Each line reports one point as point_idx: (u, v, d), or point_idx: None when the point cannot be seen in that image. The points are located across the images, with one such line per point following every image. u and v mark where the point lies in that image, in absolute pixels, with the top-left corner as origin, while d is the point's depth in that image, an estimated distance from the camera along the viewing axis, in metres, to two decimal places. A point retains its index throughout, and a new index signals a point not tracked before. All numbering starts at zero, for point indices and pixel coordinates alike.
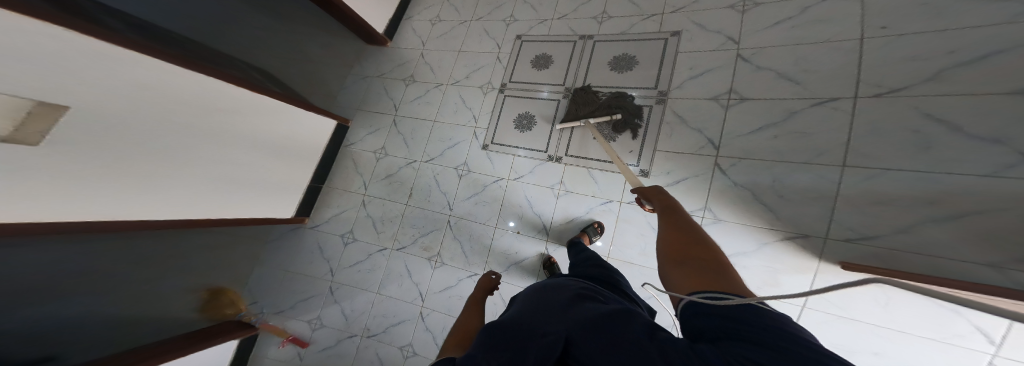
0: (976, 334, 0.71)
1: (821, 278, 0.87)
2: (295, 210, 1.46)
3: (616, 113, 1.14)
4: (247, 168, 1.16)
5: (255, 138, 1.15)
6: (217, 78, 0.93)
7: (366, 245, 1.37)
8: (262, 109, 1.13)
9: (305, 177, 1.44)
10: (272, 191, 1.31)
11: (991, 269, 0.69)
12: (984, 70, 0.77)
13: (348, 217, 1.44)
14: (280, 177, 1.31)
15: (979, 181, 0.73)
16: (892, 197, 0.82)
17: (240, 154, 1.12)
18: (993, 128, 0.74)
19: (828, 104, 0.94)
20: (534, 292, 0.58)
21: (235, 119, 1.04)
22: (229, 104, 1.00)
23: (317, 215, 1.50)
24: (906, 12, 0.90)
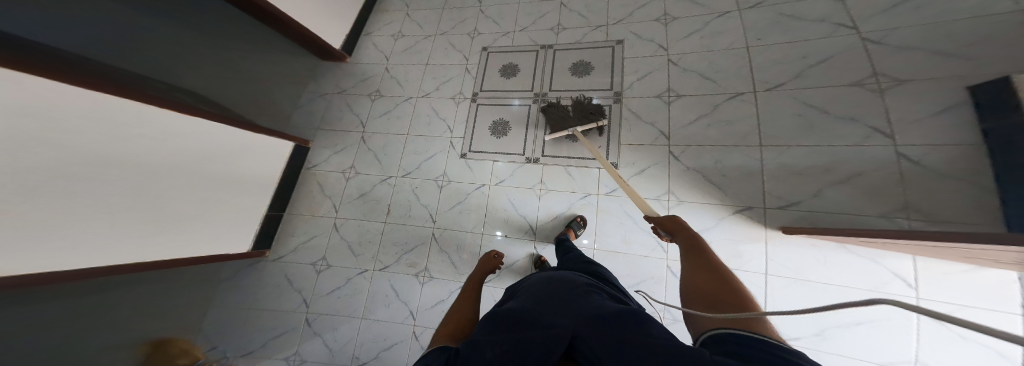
0: (896, 280, 0.91)
1: (772, 245, 1.03)
2: (251, 243, 1.29)
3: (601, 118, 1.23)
4: (198, 201, 1.03)
5: (207, 166, 1.03)
6: (146, 104, 0.84)
7: (343, 270, 1.26)
8: (218, 134, 1.04)
9: (262, 205, 1.30)
10: (221, 223, 1.15)
11: (884, 219, 0.94)
12: (830, 72, 1.10)
13: (320, 243, 1.32)
14: (234, 207, 1.17)
15: (855, 152, 1.01)
16: (799, 167, 1.06)
17: (189, 183, 0.99)
18: (846, 111, 1.05)
19: (739, 97, 1.17)
20: (539, 283, 0.59)
21: (183, 144, 0.94)
22: (170, 129, 0.90)
23: (280, 246, 1.34)
24: (767, 29, 1.22)
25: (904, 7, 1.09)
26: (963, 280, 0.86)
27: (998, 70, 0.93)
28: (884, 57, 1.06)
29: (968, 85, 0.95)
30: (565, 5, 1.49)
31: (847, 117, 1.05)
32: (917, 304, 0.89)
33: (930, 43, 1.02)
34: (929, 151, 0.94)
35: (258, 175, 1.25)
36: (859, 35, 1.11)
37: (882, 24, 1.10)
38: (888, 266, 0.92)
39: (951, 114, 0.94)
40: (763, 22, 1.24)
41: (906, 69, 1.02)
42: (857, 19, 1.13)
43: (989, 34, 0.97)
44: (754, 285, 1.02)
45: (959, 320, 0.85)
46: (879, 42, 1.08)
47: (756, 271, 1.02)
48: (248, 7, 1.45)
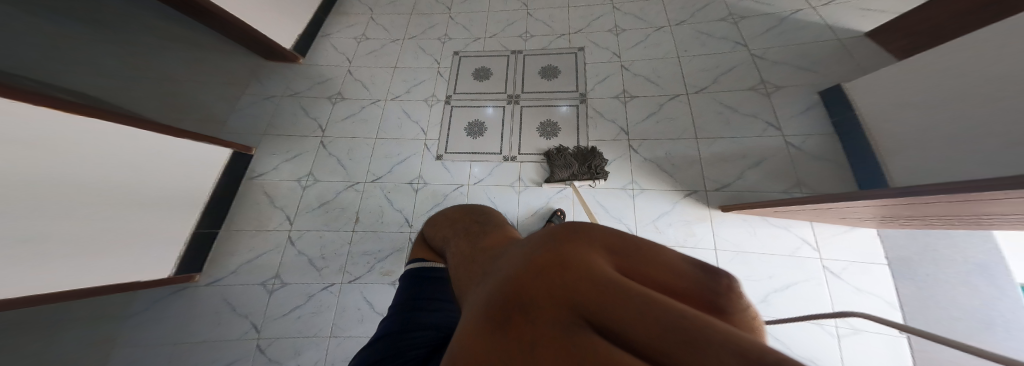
0: (805, 246, 1.16)
1: (715, 220, 1.24)
2: (174, 267, 1.07)
3: (597, 177, 1.28)
4: (90, 221, 0.82)
5: (106, 180, 0.83)
6: (21, 101, 0.65)
7: (302, 287, 1.11)
8: (113, 139, 0.84)
9: (188, 223, 1.08)
10: (126, 249, 0.92)
11: (786, 193, 1.22)
12: (736, 78, 1.41)
13: (269, 261, 1.14)
14: (148, 229, 0.96)
15: (760, 141, 1.30)
16: (724, 154, 1.31)
17: (78, 201, 0.78)
18: (751, 109, 1.35)
19: (676, 98, 1.41)
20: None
21: (68, 150, 0.75)
22: (49, 132, 0.71)
23: (214, 269, 1.13)
24: (691, 44, 1.50)
25: (778, 32, 1.47)
26: (842, 238, 1.15)
27: (834, 80, 1.32)
28: (770, 68, 1.40)
29: (820, 90, 1.32)
30: (530, 14, 1.62)
31: (751, 113, 1.35)
32: (822, 263, 1.13)
33: (795, 59, 1.40)
34: (804, 138, 1.26)
35: (185, 188, 1.04)
36: (752, 50, 1.45)
37: (765, 43, 1.46)
38: (797, 233, 1.18)
39: (813, 111, 1.30)
40: (688, 37, 1.52)
41: (784, 77, 1.38)
42: (750, 38, 1.48)
43: (827, 54, 1.38)
44: (706, 257, 1.21)
45: (851, 273, 1.11)
46: (766, 57, 1.43)
47: (707, 247, 1.21)
48: None
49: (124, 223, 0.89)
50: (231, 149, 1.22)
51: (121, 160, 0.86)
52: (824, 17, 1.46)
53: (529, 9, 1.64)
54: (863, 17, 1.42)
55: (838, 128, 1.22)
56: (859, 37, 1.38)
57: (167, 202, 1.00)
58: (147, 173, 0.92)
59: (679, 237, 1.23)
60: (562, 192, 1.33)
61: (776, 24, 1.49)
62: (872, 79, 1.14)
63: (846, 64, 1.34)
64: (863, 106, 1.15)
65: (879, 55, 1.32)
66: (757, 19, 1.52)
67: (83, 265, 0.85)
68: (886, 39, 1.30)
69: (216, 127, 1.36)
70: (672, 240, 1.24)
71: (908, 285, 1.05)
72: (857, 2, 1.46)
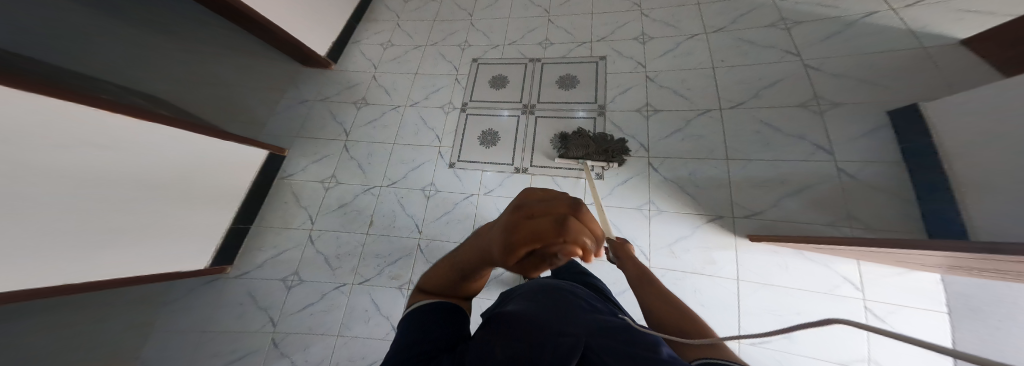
0: (845, 284, 1.01)
1: (741, 250, 1.12)
2: (212, 258, 1.20)
3: (614, 161, 1.26)
4: (143, 215, 0.95)
5: (158, 181, 0.96)
6: (84, 104, 0.76)
7: (318, 284, 1.20)
8: (171, 145, 0.97)
9: (225, 218, 1.22)
10: (174, 239, 1.07)
11: (831, 227, 1.06)
12: (778, 93, 1.25)
13: (292, 257, 1.24)
14: (191, 223, 1.09)
15: (803, 167, 1.15)
16: (757, 179, 1.18)
17: (135, 199, 0.92)
18: (796, 130, 1.19)
19: (706, 114, 1.29)
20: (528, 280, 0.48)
21: (128, 156, 0.87)
22: (118, 141, 0.84)
23: (245, 262, 1.26)
24: (730, 53, 1.36)
25: (840, 40, 1.27)
26: (897, 281, 0.97)
27: (909, 98, 1.12)
28: (825, 82, 1.22)
29: (888, 109, 1.13)
30: (552, 21, 1.57)
31: (796, 135, 1.19)
32: (864, 304, 0.99)
33: (859, 72, 1.20)
34: (861, 166, 1.09)
35: (225, 186, 1.18)
36: (805, 60, 1.27)
37: (822, 53, 1.27)
38: (839, 270, 1.03)
39: (875, 134, 1.11)
40: (724, 46, 1.38)
41: (842, 93, 1.19)
42: (803, 47, 1.30)
43: (902, 67, 1.17)
44: (728, 289, 1.10)
45: (900, 319, 0.96)
46: (821, 69, 1.25)
47: (727, 277, 1.10)
48: (216, 5, 1.37)
49: (171, 213, 1.02)
50: (267, 151, 1.35)
51: (175, 160, 0.99)
52: (902, 22, 1.23)
53: (551, 15, 1.59)
54: (958, 21, 1.17)
55: (906, 156, 1.04)
56: (949, 46, 1.15)
57: (209, 195, 1.12)
58: (194, 170, 1.04)
59: (696, 263, 1.14)
60: None
61: (838, 29, 1.29)
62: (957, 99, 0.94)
63: (927, 80, 1.12)
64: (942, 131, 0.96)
65: (976, 68, 1.08)
66: (814, 25, 1.33)
67: (139, 248, 0.99)
68: (986, 49, 1.07)
69: (257, 129, 1.51)
70: (688, 267, 1.15)
71: (969, 336, 0.89)
72: (951, 2, 1.21)
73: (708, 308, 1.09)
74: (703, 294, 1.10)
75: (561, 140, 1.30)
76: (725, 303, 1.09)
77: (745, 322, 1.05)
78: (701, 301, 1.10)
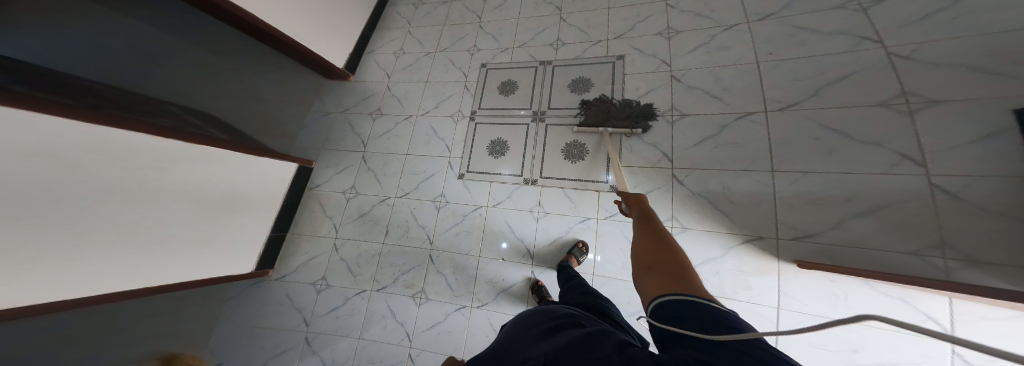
0: (929, 323, 0.82)
1: (786, 279, 0.95)
2: (256, 263, 1.36)
3: (638, 127, 1.18)
4: (201, 229, 1.09)
5: (211, 198, 1.09)
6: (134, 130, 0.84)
7: (342, 289, 1.29)
8: (221, 167, 1.08)
9: (266, 228, 1.36)
10: (227, 248, 1.22)
11: (917, 258, 0.85)
12: (849, 89, 1.01)
13: (320, 262, 1.36)
14: (239, 233, 1.24)
15: (880, 182, 0.92)
16: (814, 196, 0.98)
17: (193, 216, 1.06)
18: (871, 135, 0.96)
19: (747, 117, 1.09)
20: (530, 315, 0.61)
21: (182, 179, 0.99)
22: (175, 167, 0.95)
23: (283, 266, 1.41)
24: (780, 44, 1.14)
25: (943, 17, 0.98)
26: (1011, 327, 0.75)
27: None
28: (917, 74, 0.96)
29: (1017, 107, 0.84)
30: (564, 19, 1.44)
31: (871, 142, 0.96)
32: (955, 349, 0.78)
33: (973, 57, 0.91)
34: (968, 181, 0.84)
35: (267, 199, 1.31)
36: (888, 48, 1.01)
37: (913, 36, 0.99)
38: (921, 307, 0.83)
39: (995, 140, 0.84)
40: (771, 36, 1.15)
41: (943, 87, 0.92)
42: (884, 31, 1.03)
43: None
44: (767, 321, 0.95)
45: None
46: (912, 57, 0.98)
47: (766, 304, 0.96)
48: (251, 28, 1.49)
49: (221, 225, 1.15)
50: (298, 164, 1.46)
51: (222, 179, 1.10)
52: None
53: (564, 11, 1.46)
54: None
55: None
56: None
57: (253, 205, 1.25)
58: (237, 186, 1.16)
59: (726, 288, 1.01)
60: (588, 221, 1.20)
61: (942, 3, 0.99)
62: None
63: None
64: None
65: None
66: (902, 1, 1.04)
67: (200, 255, 1.14)
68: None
69: (290, 143, 1.65)
70: (716, 292, 1.02)
71: None
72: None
73: None
74: None
75: (580, 106, 1.28)
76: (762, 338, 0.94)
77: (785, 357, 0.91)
78: None
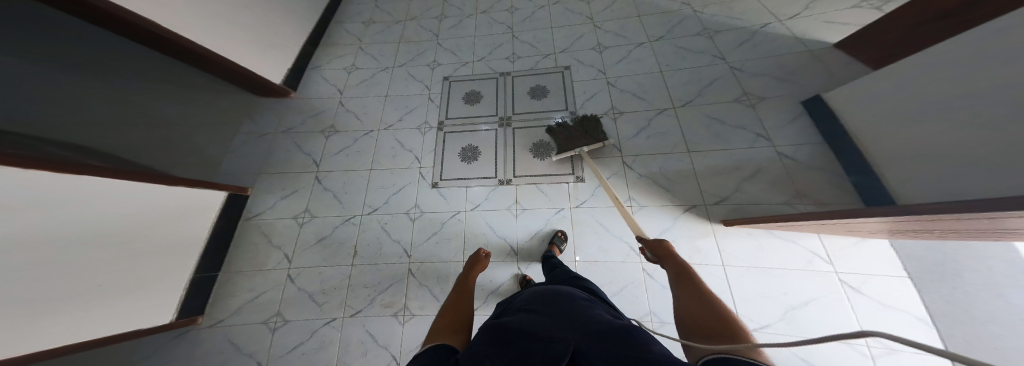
0: (817, 259, 1.12)
1: (720, 236, 1.21)
2: (178, 310, 1.05)
3: (603, 137, 1.29)
4: (122, 276, 0.85)
5: (134, 237, 0.86)
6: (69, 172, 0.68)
7: (304, 323, 1.08)
8: (144, 199, 0.88)
9: (183, 273, 1.06)
10: (137, 302, 0.92)
11: (787, 206, 1.18)
12: (722, 89, 1.41)
13: (271, 299, 1.12)
14: (152, 282, 0.95)
15: (753, 152, 1.28)
16: (719, 167, 1.30)
17: (116, 262, 0.83)
18: (741, 120, 1.34)
19: (665, 112, 1.41)
20: (538, 297, 0.58)
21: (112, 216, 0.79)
22: (98, 201, 0.76)
23: (218, 310, 1.11)
24: (675, 57, 1.52)
25: (752, 45, 1.48)
26: (849, 249, 1.12)
27: (816, 89, 1.33)
28: (751, 80, 1.41)
29: (801, 101, 1.33)
30: (516, 37, 1.64)
31: (742, 124, 1.34)
32: (838, 277, 1.08)
33: (774, 70, 1.40)
34: (796, 147, 1.25)
35: (183, 238, 1.04)
36: (730, 63, 1.46)
37: (743, 56, 1.46)
38: (806, 245, 1.16)
39: (799, 121, 1.30)
40: (668, 52, 1.53)
41: (766, 89, 1.38)
42: (727, 52, 1.49)
43: (804, 65, 1.39)
44: (718, 277, 1.15)
45: (872, 287, 1.05)
46: (746, 69, 1.43)
47: (714, 264, 1.17)
48: (144, 38, 1.22)
49: (131, 278, 0.88)
50: (226, 192, 1.22)
51: (149, 213, 0.90)
52: (790, 30, 1.48)
53: (514, 31, 1.66)
54: (827, 29, 1.45)
55: (827, 138, 1.23)
56: (829, 48, 1.41)
57: (162, 248, 0.97)
58: (158, 223, 0.93)
59: (684, 253, 1.20)
60: (568, 210, 1.31)
61: (754, 34, 1.51)
62: (853, 91, 1.16)
63: (822, 74, 1.35)
64: (848, 117, 1.17)
65: (853, 64, 1.33)
66: (731, 33, 1.53)
67: (98, 321, 0.83)
68: (856, 49, 1.32)
69: (211, 170, 1.37)
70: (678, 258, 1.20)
71: (935, 299, 1.00)
72: (820, 16, 1.50)
73: None
74: None
75: (550, 134, 1.36)
76: (719, 291, 1.13)
77: (742, 309, 1.09)
78: None
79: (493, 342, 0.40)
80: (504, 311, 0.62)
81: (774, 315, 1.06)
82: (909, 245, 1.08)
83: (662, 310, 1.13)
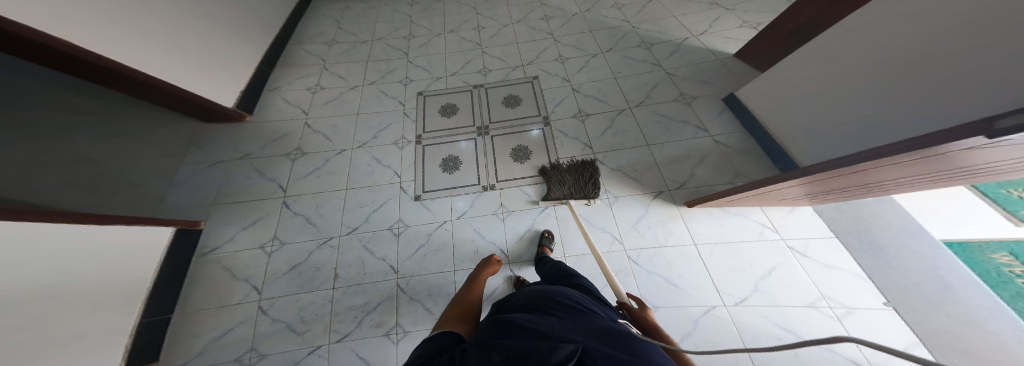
0: (766, 229, 1.31)
1: (687, 218, 1.35)
2: (124, 358, 0.88)
3: (592, 196, 1.36)
4: (71, 328, 0.73)
5: (79, 282, 0.75)
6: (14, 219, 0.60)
7: (283, 358, 0.95)
8: (84, 240, 0.76)
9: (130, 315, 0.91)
10: (91, 352, 0.79)
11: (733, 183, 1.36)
12: (665, 90, 1.63)
13: (239, 337, 0.98)
14: (100, 329, 0.81)
15: (698, 141, 1.48)
16: (675, 156, 1.47)
17: (65, 312, 0.71)
18: (683, 115, 1.56)
19: (623, 112, 1.58)
20: (536, 297, 0.58)
21: (56, 260, 0.69)
22: (42, 246, 0.66)
23: (174, 354, 0.94)
24: (624, 65, 1.73)
25: (679, 55, 1.75)
26: (786, 217, 1.34)
27: (733, 87, 1.61)
28: (684, 83, 1.65)
29: (721, 98, 1.59)
30: (485, 52, 1.75)
31: (685, 119, 1.55)
32: (786, 243, 1.27)
33: (699, 75, 1.67)
34: (728, 135, 1.48)
35: (130, 278, 0.91)
36: (667, 70, 1.70)
37: (675, 63, 1.72)
38: (755, 218, 1.35)
39: (724, 114, 1.54)
40: (618, 62, 1.74)
41: (696, 89, 1.62)
42: (663, 60, 1.74)
43: (719, 69, 1.68)
44: (693, 254, 1.27)
45: (813, 250, 1.24)
46: (679, 74, 1.68)
47: (687, 244, 1.29)
48: (67, 67, 1.07)
49: (80, 328, 0.75)
50: (175, 227, 1.08)
51: (89, 255, 0.78)
52: (704, 43, 1.79)
53: (483, 47, 1.77)
54: (727, 43, 1.77)
55: (746, 126, 1.47)
56: (731, 57, 1.72)
57: (103, 298, 0.82)
58: (101, 267, 0.81)
59: (660, 238, 1.31)
60: (557, 207, 1.37)
61: (680, 45, 1.79)
62: (755, 88, 1.43)
63: (732, 76, 1.65)
64: (756, 107, 1.43)
65: (749, 69, 1.65)
66: (664, 45, 1.80)
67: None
68: (749, 58, 1.64)
69: (152, 206, 1.19)
70: (656, 242, 1.30)
71: (864, 256, 1.19)
72: (720, 32, 1.83)
73: (684, 277, 1.22)
74: (676, 265, 1.24)
75: (540, 176, 1.41)
76: (696, 268, 1.24)
77: (718, 282, 1.20)
78: (678, 271, 1.23)
79: (489, 342, 0.40)
80: (501, 311, 0.61)
81: (748, 287, 1.18)
82: (825, 209, 1.33)
83: (652, 295, 1.19)
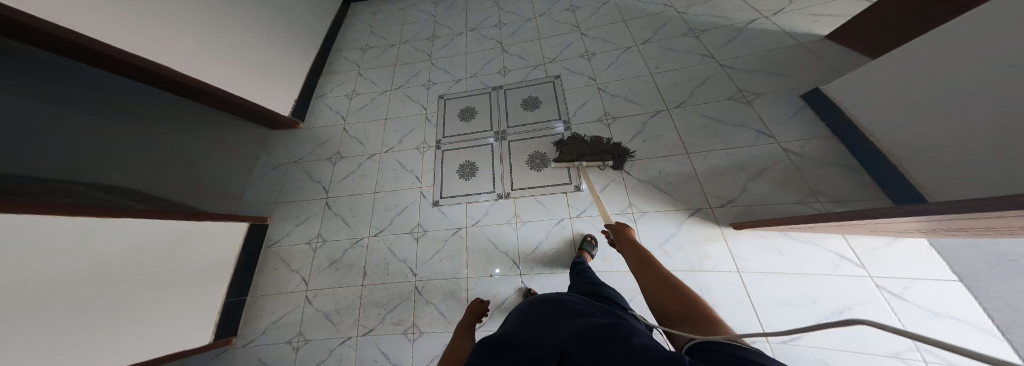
0: (845, 262, 1.04)
1: (730, 241, 1.15)
2: (215, 330, 1.16)
3: (609, 159, 1.30)
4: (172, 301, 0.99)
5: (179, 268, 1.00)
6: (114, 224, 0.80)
7: (325, 340, 1.16)
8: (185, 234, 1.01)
9: (218, 296, 1.18)
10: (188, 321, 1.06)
11: (801, 205, 1.09)
12: (720, 85, 1.35)
13: (293, 319, 1.21)
14: (196, 303, 1.08)
15: (756, 151, 1.21)
16: (723, 167, 1.23)
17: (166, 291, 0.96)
18: (740, 117, 1.27)
19: (659, 114, 1.36)
20: (519, 313, 0.49)
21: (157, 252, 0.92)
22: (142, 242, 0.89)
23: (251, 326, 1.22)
24: (664, 58, 1.46)
25: (741, 41, 1.41)
26: (879, 250, 1.03)
27: (819, 81, 1.25)
28: (744, 77, 1.34)
29: (799, 95, 1.25)
30: (506, 50, 1.65)
31: (739, 123, 1.27)
32: (872, 281, 1.00)
33: (767, 66, 1.33)
34: (802, 144, 1.17)
35: (218, 265, 1.17)
36: (720, 61, 1.39)
37: (733, 52, 1.39)
38: (829, 246, 1.08)
39: (800, 116, 1.22)
40: (656, 54, 1.48)
41: (761, 85, 1.30)
42: (716, 49, 1.42)
43: (799, 57, 1.31)
44: (734, 285, 1.09)
45: (917, 294, 0.95)
46: (737, 66, 1.36)
47: (728, 270, 1.11)
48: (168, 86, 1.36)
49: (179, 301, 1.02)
50: (247, 222, 1.33)
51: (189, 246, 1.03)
52: (779, 23, 1.40)
53: (504, 45, 1.67)
54: (816, 22, 1.36)
55: (835, 130, 1.15)
56: (819, 41, 1.32)
57: (197, 280, 1.08)
58: (198, 255, 1.07)
59: (694, 261, 1.14)
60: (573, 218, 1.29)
61: (744, 27, 1.43)
62: (854, 82, 1.09)
63: (819, 65, 1.27)
64: (854, 107, 1.09)
65: (847, 55, 1.25)
66: (721, 29, 1.46)
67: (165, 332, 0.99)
68: (849, 40, 1.24)
69: (235, 202, 1.49)
70: (687, 265, 1.14)
71: (1001, 307, 0.87)
72: (807, 8, 1.41)
73: (719, 306, 1.06)
74: (710, 291, 1.09)
75: (556, 145, 1.37)
76: (736, 297, 1.07)
77: (764, 316, 1.02)
78: (713, 300, 1.07)
79: None
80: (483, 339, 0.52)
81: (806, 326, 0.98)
82: (948, 244, 0.98)
83: None
